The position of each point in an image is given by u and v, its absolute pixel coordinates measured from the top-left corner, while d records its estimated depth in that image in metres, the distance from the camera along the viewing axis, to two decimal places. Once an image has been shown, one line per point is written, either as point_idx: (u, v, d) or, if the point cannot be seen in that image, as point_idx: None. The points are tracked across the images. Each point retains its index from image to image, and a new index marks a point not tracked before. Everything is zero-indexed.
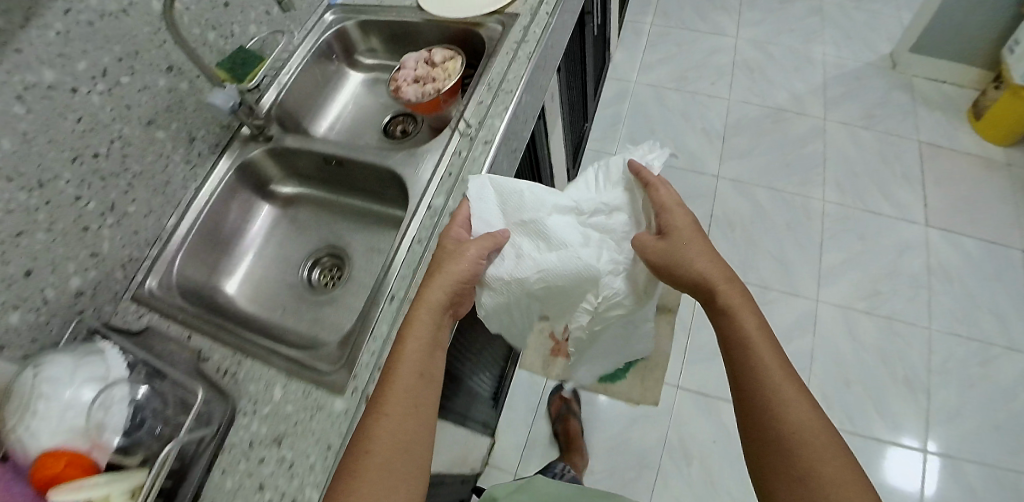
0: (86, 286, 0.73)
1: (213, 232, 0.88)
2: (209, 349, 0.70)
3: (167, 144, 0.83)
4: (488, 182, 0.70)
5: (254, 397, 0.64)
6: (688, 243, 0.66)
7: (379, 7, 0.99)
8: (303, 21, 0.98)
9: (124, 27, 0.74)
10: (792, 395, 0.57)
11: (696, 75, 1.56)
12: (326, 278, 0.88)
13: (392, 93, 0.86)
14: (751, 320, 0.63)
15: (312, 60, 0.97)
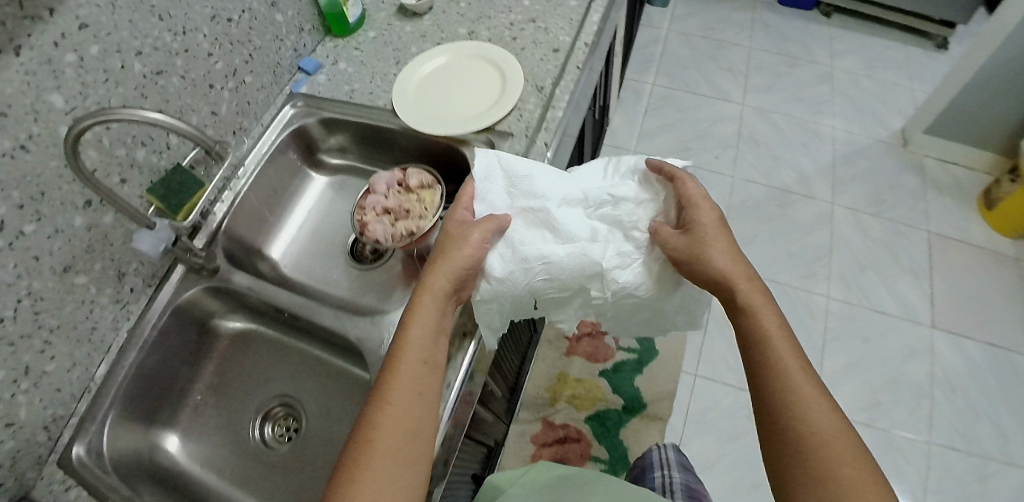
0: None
1: (157, 377, 0.79)
2: None
3: (91, 287, 0.72)
4: (496, 159, 0.67)
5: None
6: (708, 235, 0.60)
7: (348, 102, 0.86)
8: (258, 116, 0.87)
9: (23, 168, 0.59)
10: (794, 370, 0.53)
11: (699, 146, 1.49)
12: (280, 435, 0.80)
13: (358, 228, 0.76)
14: (771, 317, 0.57)
15: (269, 165, 0.85)
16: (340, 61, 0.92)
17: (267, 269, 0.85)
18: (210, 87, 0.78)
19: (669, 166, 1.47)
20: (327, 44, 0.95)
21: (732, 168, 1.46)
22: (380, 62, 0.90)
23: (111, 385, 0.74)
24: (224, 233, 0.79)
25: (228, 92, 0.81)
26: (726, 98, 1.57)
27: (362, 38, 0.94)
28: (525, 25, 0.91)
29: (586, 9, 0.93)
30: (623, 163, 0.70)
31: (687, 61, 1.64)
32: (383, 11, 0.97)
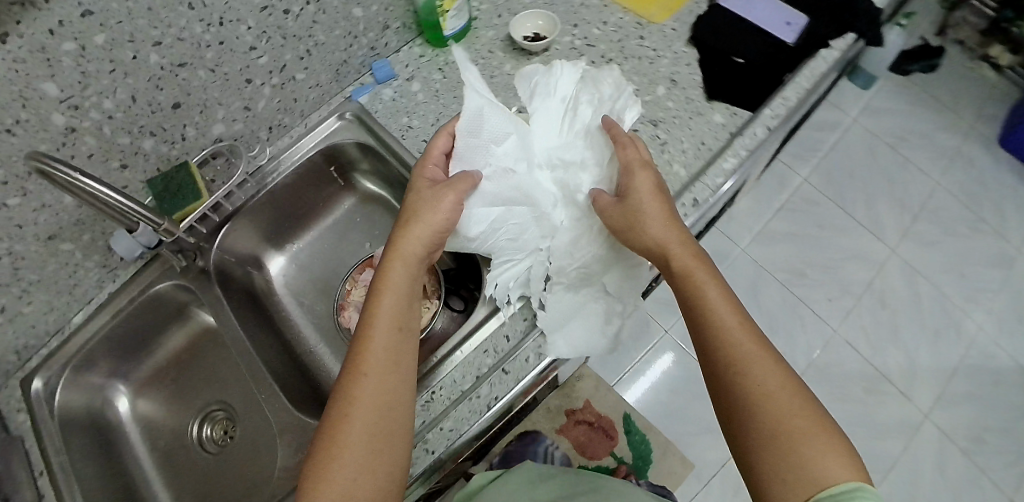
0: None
1: (126, 341, 0.78)
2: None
3: (77, 253, 0.69)
4: (489, 107, 0.59)
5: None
6: (641, 206, 0.53)
7: (387, 138, 0.76)
8: (303, 113, 0.80)
9: (6, 150, 0.53)
10: (742, 356, 0.43)
11: (816, 279, 1.25)
12: (215, 440, 0.80)
13: (339, 303, 0.69)
14: (718, 291, 0.47)
15: (292, 176, 0.78)
16: (413, 80, 0.80)
17: (260, 281, 0.82)
18: (246, 81, 0.68)
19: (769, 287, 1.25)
20: (417, 50, 0.83)
21: (838, 321, 1.22)
22: (450, 104, 0.77)
23: (80, 338, 0.75)
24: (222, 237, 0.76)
25: (271, 87, 0.72)
26: (878, 236, 1.28)
27: (453, 62, 0.81)
28: (644, 132, 0.71)
29: (731, 136, 0.69)
30: (569, 111, 0.63)
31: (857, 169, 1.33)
32: (493, 29, 0.83)
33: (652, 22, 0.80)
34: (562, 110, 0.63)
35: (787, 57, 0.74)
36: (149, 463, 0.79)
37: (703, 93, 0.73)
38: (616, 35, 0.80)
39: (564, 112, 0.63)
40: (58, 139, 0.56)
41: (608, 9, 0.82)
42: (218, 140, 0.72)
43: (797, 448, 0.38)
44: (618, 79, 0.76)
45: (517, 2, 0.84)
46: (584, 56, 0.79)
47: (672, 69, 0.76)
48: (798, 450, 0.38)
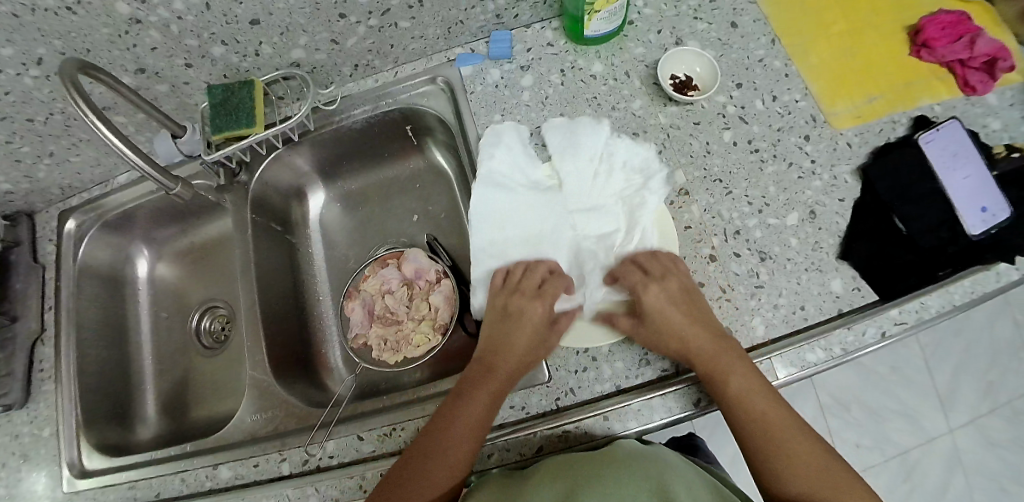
0: (16, 191, 0.73)
1: (164, 216, 0.79)
2: (50, 337, 0.73)
3: (129, 127, 0.68)
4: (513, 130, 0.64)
5: (24, 440, 0.69)
6: (657, 322, 0.54)
7: (469, 129, 0.66)
8: (397, 60, 0.70)
9: (65, 26, 0.53)
10: (768, 438, 0.49)
11: (864, 427, 1.02)
12: (212, 333, 0.81)
13: (348, 289, 0.68)
14: (744, 378, 0.51)
15: (361, 123, 0.71)
16: (528, 72, 0.68)
17: (302, 211, 0.79)
18: (339, 16, 0.59)
19: (807, 405, 1.03)
20: (549, 36, 0.69)
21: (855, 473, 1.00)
22: (553, 120, 0.66)
23: (119, 197, 0.76)
24: (272, 161, 0.72)
25: (367, 28, 0.63)
26: (953, 414, 1.02)
27: (580, 69, 0.68)
28: (746, 262, 0.60)
29: (841, 314, 0.58)
30: (573, 160, 0.62)
31: (973, 334, 1.04)
32: (643, 49, 0.68)
33: (828, 123, 0.65)
34: (574, 155, 0.62)
35: (957, 249, 0.59)
36: (149, 331, 0.81)
37: (837, 246, 0.60)
38: (778, 121, 0.65)
39: (570, 155, 0.62)
40: (121, 26, 0.55)
41: (788, 81, 0.66)
42: (295, 65, 0.66)
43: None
44: (752, 180, 0.63)
45: (687, 25, 0.69)
46: (729, 130, 0.64)
47: (817, 198, 0.62)
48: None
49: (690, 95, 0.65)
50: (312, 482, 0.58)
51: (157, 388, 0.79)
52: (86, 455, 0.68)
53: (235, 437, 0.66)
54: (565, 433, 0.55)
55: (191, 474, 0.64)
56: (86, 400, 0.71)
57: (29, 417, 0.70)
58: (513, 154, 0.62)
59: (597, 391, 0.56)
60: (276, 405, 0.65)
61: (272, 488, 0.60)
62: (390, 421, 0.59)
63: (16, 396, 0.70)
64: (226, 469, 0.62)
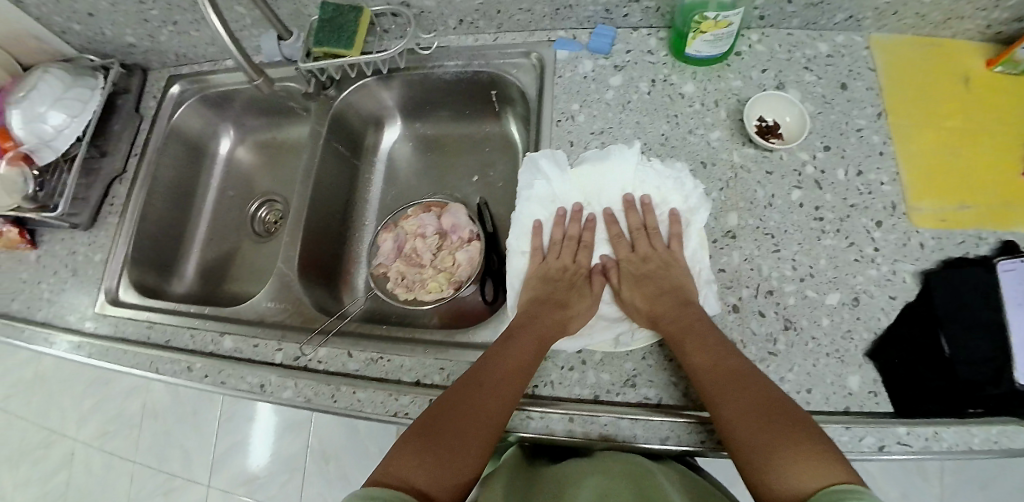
0: (139, 46, 0.81)
1: (255, 104, 0.85)
2: (127, 180, 0.82)
3: (246, 19, 0.73)
4: (553, 163, 0.62)
5: (82, 259, 0.80)
6: (629, 291, 0.59)
7: (545, 111, 0.67)
8: (500, 27, 0.71)
9: None
10: (742, 404, 0.48)
11: None
12: (264, 223, 0.88)
13: (387, 222, 0.71)
14: (710, 337, 0.53)
15: (450, 76, 0.74)
16: (621, 72, 0.67)
17: (371, 138, 0.82)
18: None
19: None
20: (652, 44, 0.68)
21: None
22: (627, 126, 0.65)
23: (221, 78, 0.83)
24: (360, 87, 0.76)
25: None
26: None
27: (671, 84, 0.66)
28: (769, 325, 0.58)
29: (846, 411, 0.56)
30: (604, 191, 0.63)
31: None
32: (742, 84, 0.66)
33: (907, 216, 0.61)
34: (600, 195, 0.63)
35: (997, 392, 0.54)
36: (212, 201, 0.90)
37: (869, 342, 0.58)
38: (855, 198, 0.62)
39: (603, 190, 0.63)
40: None
41: (880, 160, 0.63)
42: (405, 4, 0.69)
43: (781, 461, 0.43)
44: (806, 247, 0.60)
45: (794, 73, 0.66)
46: (799, 190, 0.62)
47: (866, 287, 0.59)
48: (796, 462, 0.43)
49: (772, 142, 0.62)
50: (295, 376, 0.63)
51: (202, 253, 0.88)
52: (122, 288, 0.78)
53: (246, 315, 0.72)
54: (528, 419, 0.56)
55: (202, 333, 0.72)
56: (137, 243, 0.80)
57: (88, 240, 0.81)
58: (549, 179, 0.63)
59: (576, 393, 0.57)
60: (290, 300, 0.70)
61: (259, 368, 0.65)
62: (380, 349, 0.63)
63: (83, 219, 0.80)
64: (230, 339, 0.69)
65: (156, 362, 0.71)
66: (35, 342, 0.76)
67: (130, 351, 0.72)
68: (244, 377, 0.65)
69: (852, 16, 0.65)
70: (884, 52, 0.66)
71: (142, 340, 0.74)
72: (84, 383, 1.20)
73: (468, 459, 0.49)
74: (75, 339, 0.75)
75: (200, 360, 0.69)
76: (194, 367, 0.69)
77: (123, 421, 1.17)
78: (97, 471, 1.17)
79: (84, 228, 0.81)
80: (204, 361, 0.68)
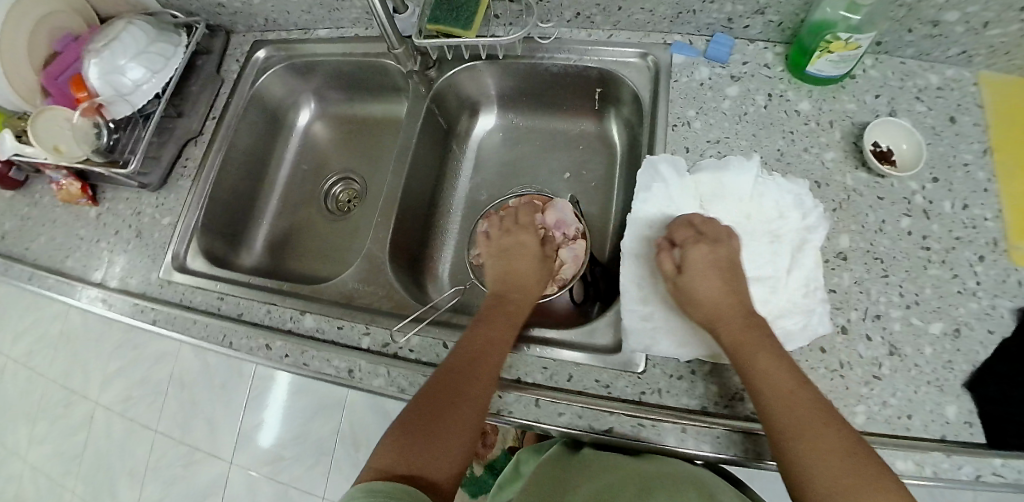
0: (226, 4, 0.78)
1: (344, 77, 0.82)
2: (201, 143, 0.79)
3: None
4: (674, 168, 0.62)
5: (147, 221, 0.77)
6: (693, 280, 0.55)
7: (661, 114, 0.66)
8: (616, 24, 0.70)
9: None
10: (816, 440, 0.46)
11: None
12: (338, 200, 0.85)
13: (488, 211, 0.71)
14: (769, 358, 0.50)
15: (557, 69, 0.72)
16: (738, 83, 0.67)
17: (461, 124, 0.81)
18: None
19: None
20: (769, 58, 0.68)
21: None
22: (743, 139, 0.65)
23: (311, 47, 0.81)
24: (466, 69, 0.74)
25: None
26: None
27: (787, 101, 0.66)
28: (874, 348, 0.60)
29: (941, 439, 0.57)
30: (721, 198, 0.62)
31: None
32: (856, 107, 0.66)
33: (1008, 253, 0.62)
34: (722, 200, 0.62)
35: None
36: (286, 173, 0.87)
37: (967, 373, 0.59)
38: (960, 231, 0.63)
39: (722, 197, 0.62)
40: None
41: (986, 197, 0.64)
42: None
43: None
44: (911, 275, 0.62)
45: (907, 102, 0.67)
46: (908, 218, 0.63)
47: (967, 319, 0.61)
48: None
49: (886, 168, 0.63)
50: (388, 364, 0.61)
51: (267, 226, 0.85)
52: (190, 254, 0.75)
53: (327, 294, 0.70)
54: (639, 426, 0.56)
55: (281, 310, 0.69)
56: (208, 210, 0.77)
57: (156, 201, 0.77)
58: (668, 183, 0.62)
59: (686, 403, 0.57)
60: (380, 283, 0.69)
61: (349, 351, 0.63)
62: None
63: (153, 180, 0.76)
64: (313, 319, 0.67)
65: (229, 335, 0.68)
66: (98, 303, 0.73)
67: (201, 321, 0.69)
68: (331, 360, 0.63)
69: (966, 52, 0.66)
70: (992, 92, 0.67)
71: (212, 310, 0.71)
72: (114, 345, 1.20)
73: (450, 455, 0.50)
74: (139, 303, 0.72)
75: (282, 339, 0.66)
76: (274, 345, 0.66)
77: (150, 388, 1.17)
78: (116, 436, 1.17)
79: (150, 189, 0.77)
80: (286, 339, 0.66)
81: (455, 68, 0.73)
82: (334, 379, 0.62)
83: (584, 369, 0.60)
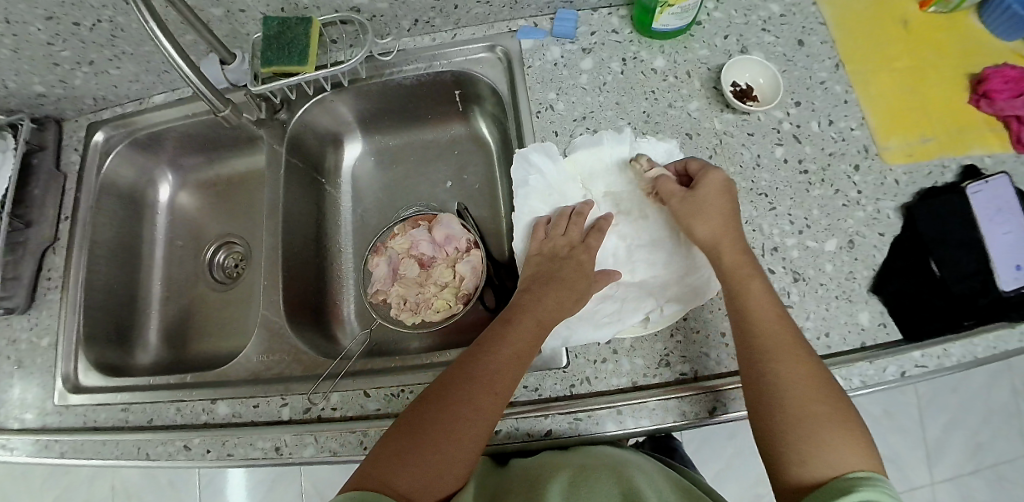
0: (49, 95, 0.72)
1: (200, 141, 0.78)
2: (62, 247, 0.73)
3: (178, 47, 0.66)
4: (544, 155, 0.61)
5: (20, 348, 0.70)
6: (702, 204, 0.55)
7: (523, 103, 0.65)
8: (458, 22, 0.69)
9: None
10: (794, 379, 0.47)
11: None
12: (225, 269, 0.81)
13: (376, 244, 0.68)
14: (766, 298, 0.52)
15: (411, 81, 0.70)
16: (590, 55, 0.67)
17: (335, 159, 0.78)
18: None
19: None
20: (615, 23, 0.68)
21: None
22: (608, 108, 0.64)
23: (152, 117, 0.75)
24: (318, 102, 0.70)
25: None
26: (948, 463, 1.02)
27: (642, 61, 0.66)
28: (780, 279, 0.60)
29: (863, 347, 0.58)
30: (599, 176, 0.63)
31: None
32: (709, 52, 0.67)
33: (879, 156, 0.64)
34: (600, 176, 0.63)
35: (987, 302, 0.58)
36: (163, 255, 0.82)
37: (871, 279, 0.61)
38: (831, 146, 0.64)
39: (597, 175, 0.63)
40: None
41: (846, 108, 0.66)
42: (355, 10, 0.64)
43: (810, 441, 0.45)
44: (797, 200, 0.62)
45: (754, 36, 0.68)
46: (781, 146, 0.64)
47: (858, 228, 0.62)
48: (818, 452, 0.44)
49: (748, 104, 0.64)
50: (312, 431, 0.58)
51: (163, 315, 0.79)
52: (82, 371, 0.69)
53: (237, 375, 0.66)
54: (577, 420, 0.55)
55: (191, 404, 0.64)
56: (88, 317, 0.71)
57: (28, 324, 0.71)
58: (543, 173, 0.62)
59: (611, 384, 0.56)
60: (285, 350, 0.65)
61: (268, 429, 0.59)
62: (398, 382, 0.59)
63: (18, 302, 0.70)
64: (226, 404, 0.63)
65: (144, 447, 0.62)
66: None
67: (111, 440, 0.64)
68: (256, 442, 0.59)
69: None
70: (830, 7, 0.70)
71: (120, 425, 0.65)
72: (38, 479, 1.09)
73: (445, 470, 0.47)
74: (40, 439, 0.65)
75: (199, 435, 0.61)
76: (191, 445, 0.61)
77: None
78: None
79: (21, 312, 0.71)
80: (206, 432, 0.61)
81: (305, 102, 0.70)
82: (261, 463, 0.59)
83: None
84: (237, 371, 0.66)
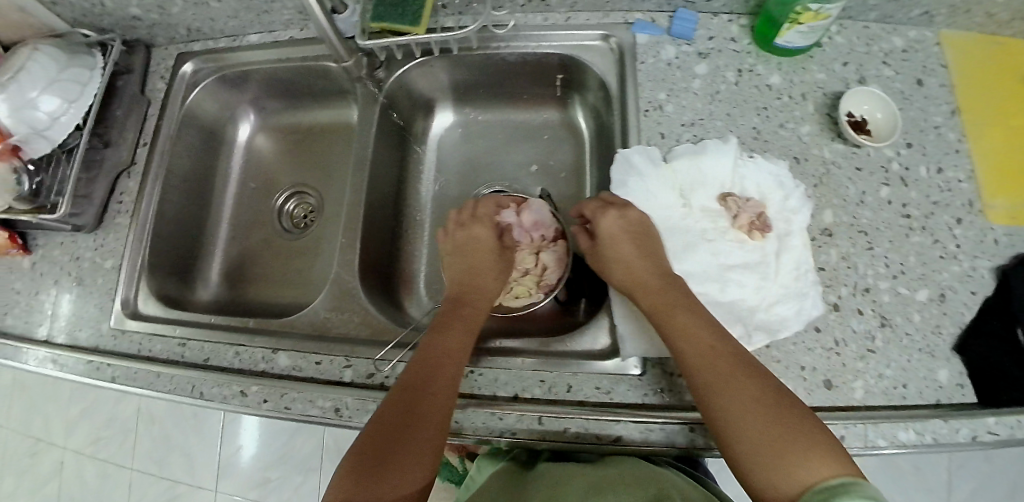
0: (144, 18, 0.70)
1: (287, 86, 0.77)
2: (135, 173, 0.72)
3: None
4: (648, 158, 0.60)
5: (83, 266, 0.70)
6: (614, 248, 0.57)
7: (631, 100, 0.63)
8: (574, 6, 0.66)
9: None
10: (744, 402, 0.45)
11: None
12: (293, 218, 0.80)
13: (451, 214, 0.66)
14: (695, 324, 0.51)
15: (517, 58, 0.68)
16: (705, 60, 0.65)
17: (419, 125, 0.76)
18: None
19: None
20: (734, 31, 0.66)
21: None
22: (718, 119, 0.62)
23: (244, 56, 0.74)
24: (417, 66, 0.69)
25: None
26: None
27: (757, 75, 0.64)
28: (867, 321, 0.59)
29: (938, 405, 0.57)
30: (700, 187, 0.60)
31: None
32: (826, 77, 0.65)
33: (984, 212, 0.62)
34: (702, 187, 0.60)
35: None
36: (233, 194, 0.81)
37: (956, 336, 0.59)
38: (937, 194, 0.63)
39: (698, 185, 0.60)
40: None
41: (958, 157, 0.64)
42: None
43: (779, 467, 0.42)
44: (895, 244, 0.61)
45: (874, 67, 0.66)
46: (887, 186, 0.62)
47: (952, 283, 0.60)
48: (793, 467, 0.42)
49: (861, 137, 0.62)
50: (377, 398, 0.57)
51: (226, 254, 0.79)
52: (142, 299, 0.68)
53: (300, 328, 0.65)
54: (649, 430, 0.54)
55: (251, 350, 0.64)
56: (153, 247, 0.71)
57: (94, 244, 0.70)
58: (643, 177, 0.60)
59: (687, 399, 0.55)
60: (352, 311, 0.64)
61: (328, 390, 0.58)
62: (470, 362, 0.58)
63: (87, 221, 0.69)
64: (287, 355, 0.62)
65: (198, 385, 0.62)
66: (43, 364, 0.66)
67: (165, 373, 0.63)
68: (315, 401, 0.58)
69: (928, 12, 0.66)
70: (955, 49, 0.68)
71: (175, 359, 0.65)
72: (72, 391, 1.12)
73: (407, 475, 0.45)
74: (93, 361, 0.64)
75: (256, 383, 0.60)
76: (247, 392, 0.60)
77: (117, 426, 1.11)
78: (89, 482, 1.10)
79: (87, 231, 0.70)
80: (265, 380, 0.60)
81: (405, 64, 0.68)
82: (319, 421, 0.58)
83: (582, 378, 0.57)
84: (299, 324, 0.65)
